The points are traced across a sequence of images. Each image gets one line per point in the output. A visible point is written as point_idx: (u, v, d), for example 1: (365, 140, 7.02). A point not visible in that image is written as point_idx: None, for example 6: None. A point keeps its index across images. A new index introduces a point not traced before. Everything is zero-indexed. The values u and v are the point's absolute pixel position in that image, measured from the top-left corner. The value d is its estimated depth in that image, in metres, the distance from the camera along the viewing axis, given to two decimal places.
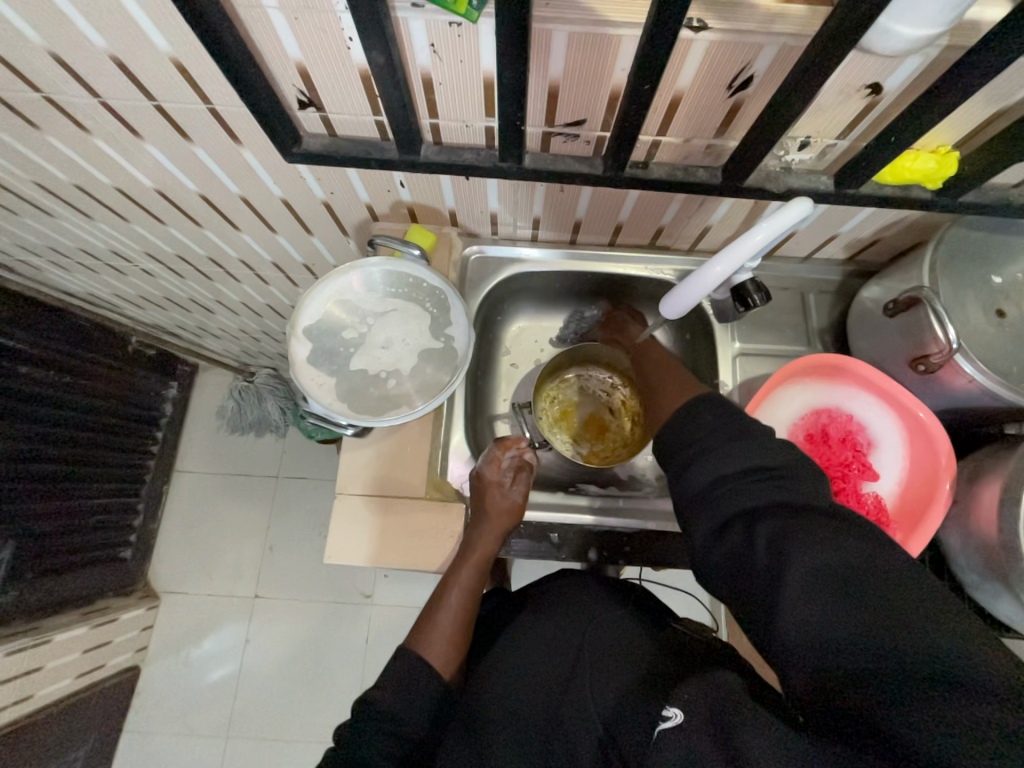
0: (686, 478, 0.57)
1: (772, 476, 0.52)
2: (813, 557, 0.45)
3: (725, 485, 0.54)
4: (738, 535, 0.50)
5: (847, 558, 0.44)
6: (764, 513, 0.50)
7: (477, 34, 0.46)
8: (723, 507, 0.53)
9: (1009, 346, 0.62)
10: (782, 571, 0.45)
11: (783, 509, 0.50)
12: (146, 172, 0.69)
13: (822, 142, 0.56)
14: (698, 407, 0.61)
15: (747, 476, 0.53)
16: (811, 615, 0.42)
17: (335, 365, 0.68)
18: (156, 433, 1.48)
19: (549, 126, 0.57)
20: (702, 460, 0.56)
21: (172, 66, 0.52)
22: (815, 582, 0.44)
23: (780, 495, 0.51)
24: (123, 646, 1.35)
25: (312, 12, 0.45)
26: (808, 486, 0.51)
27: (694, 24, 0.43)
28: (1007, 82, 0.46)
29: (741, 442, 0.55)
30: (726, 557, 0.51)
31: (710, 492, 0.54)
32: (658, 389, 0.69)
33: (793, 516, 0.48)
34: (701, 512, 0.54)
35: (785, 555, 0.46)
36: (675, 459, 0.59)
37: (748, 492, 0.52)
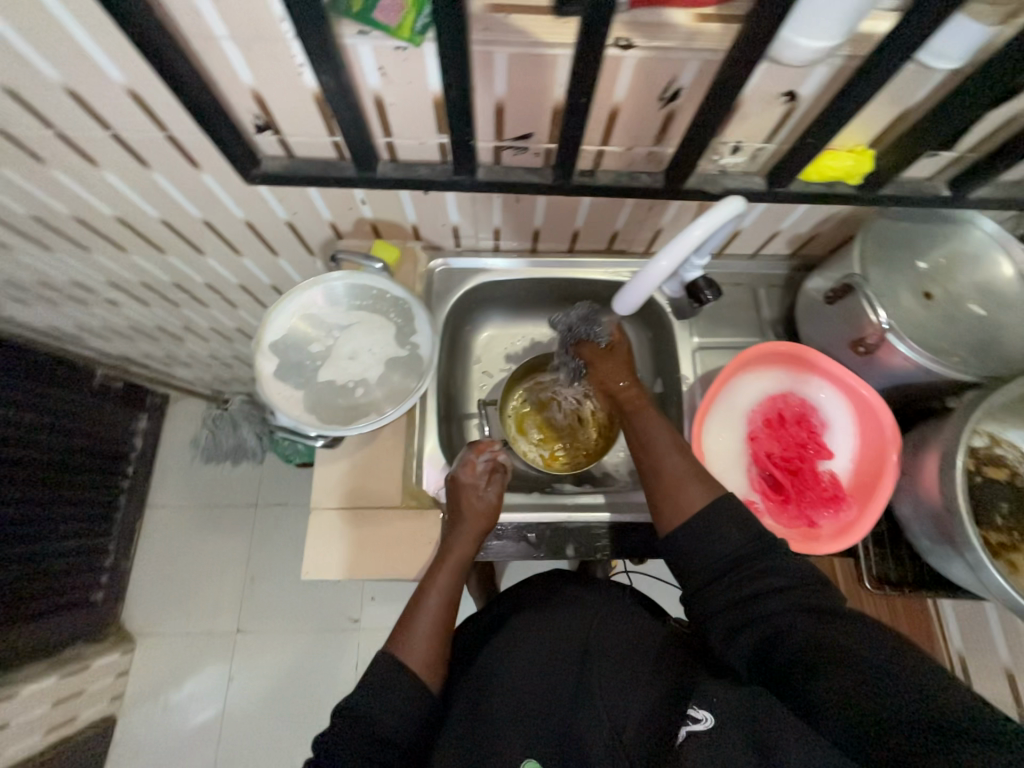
0: (703, 592, 0.57)
1: (790, 590, 0.54)
2: (837, 643, 0.47)
3: (744, 598, 0.55)
4: (761, 635, 0.52)
5: (869, 648, 0.46)
6: (785, 612, 0.52)
7: (423, 57, 0.49)
8: (743, 617, 0.54)
9: (937, 325, 0.67)
10: (815, 662, 0.46)
11: (810, 612, 0.51)
12: (107, 201, 0.69)
13: (751, 146, 0.61)
14: (720, 517, 0.59)
15: (767, 591, 0.54)
16: (843, 694, 0.43)
17: (302, 377, 0.70)
18: (126, 468, 1.44)
19: (499, 140, 0.60)
20: (728, 575, 0.56)
21: (128, 96, 0.53)
22: (838, 662, 0.45)
23: (800, 599, 0.53)
24: (97, 695, 1.29)
25: (263, 41, 0.47)
26: (820, 589, 0.54)
27: (621, 43, 0.47)
28: (905, 85, 0.52)
29: (757, 558, 0.57)
30: (752, 653, 0.52)
31: (730, 608, 0.55)
32: (676, 486, 0.63)
33: (813, 615, 0.51)
34: (721, 617, 0.55)
35: (816, 647, 0.48)
36: (690, 569, 0.59)
37: (770, 597, 0.54)
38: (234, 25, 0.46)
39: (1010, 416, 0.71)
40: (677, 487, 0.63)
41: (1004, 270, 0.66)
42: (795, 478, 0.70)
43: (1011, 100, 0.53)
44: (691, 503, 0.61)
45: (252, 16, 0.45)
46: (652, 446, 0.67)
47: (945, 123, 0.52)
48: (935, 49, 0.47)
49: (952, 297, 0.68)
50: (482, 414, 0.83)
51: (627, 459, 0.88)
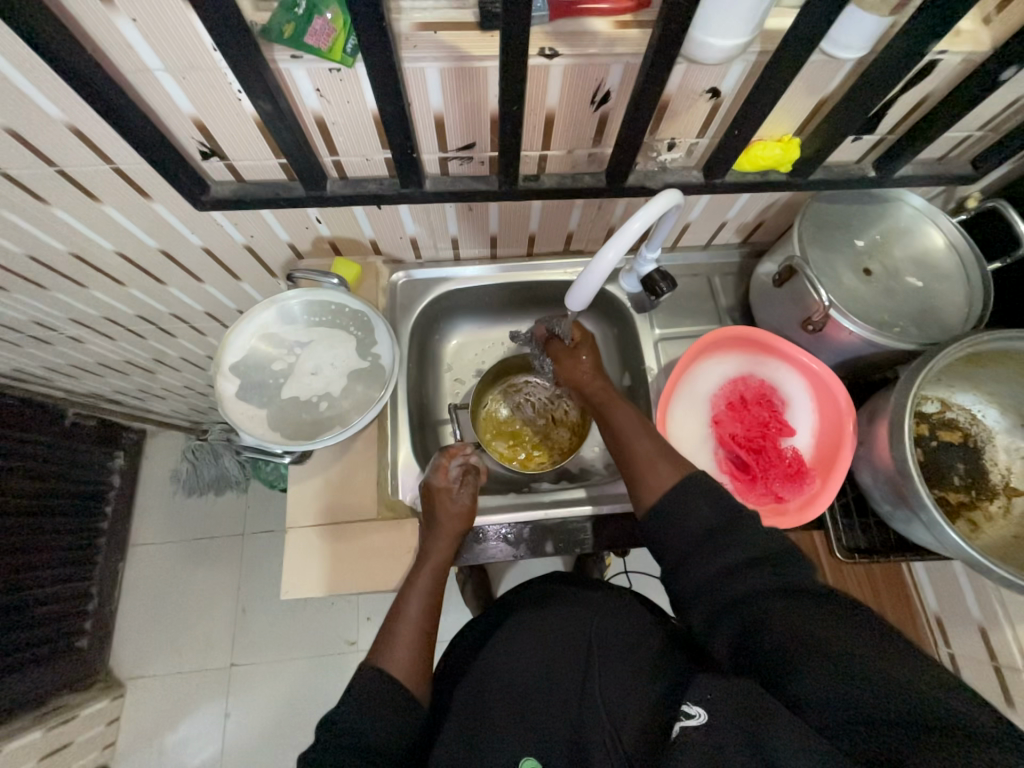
0: (680, 568, 0.57)
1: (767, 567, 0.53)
2: (814, 632, 0.45)
3: (720, 577, 0.54)
4: (741, 619, 0.51)
5: (852, 636, 0.44)
6: (762, 596, 0.51)
7: (357, 77, 0.50)
8: (722, 601, 0.53)
9: (879, 298, 0.70)
10: (798, 650, 0.45)
11: (788, 594, 0.50)
12: (60, 238, 0.69)
13: (685, 142, 0.64)
14: (689, 491, 0.60)
15: (742, 568, 0.54)
16: (830, 685, 0.42)
17: (265, 396, 0.70)
18: (104, 507, 1.41)
19: (444, 152, 0.62)
20: (703, 553, 0.56)
21: (70, 132, 0.54)
22: (816, 654, 0.44)
23: (775, 580, 0.52)
24: (87, 745, 1.25)
25: (198, 70, 0.48)
26: (793, 567, 0.53)
27: (546, 52, 0.49)
28: (818, 75, 0.55)
29: (730, 532, 0.56)
30: (734, 640, 0.50)
31: (709, 590, 0.54)
32: (648, 465, 0.64)
33: (791, 599, 0.50)
34: (702, 602, 0.54)
35: (794, 638, 0.46)
36: (667, 547, 0.59)
37: (747, 578, 0.53)
38: (168, 56, 0.47)
39: (957, 381, 0.74)
40: (649, 466, 0.64)
41: (936, 240, 0.70)
42: (760, 456, 0.72)
43: (916, 83, 0.57)
44: (664, 480, 0.63)
45: (184, 47, 0.46)
46: (621, 431, 0.69)
47: (858, 109, 0.55)
48: (838, 40, 0.50)
49: (890, 271, 0.71)
50: (454, 420, 0.84)
51: (602, 453, 0.90)
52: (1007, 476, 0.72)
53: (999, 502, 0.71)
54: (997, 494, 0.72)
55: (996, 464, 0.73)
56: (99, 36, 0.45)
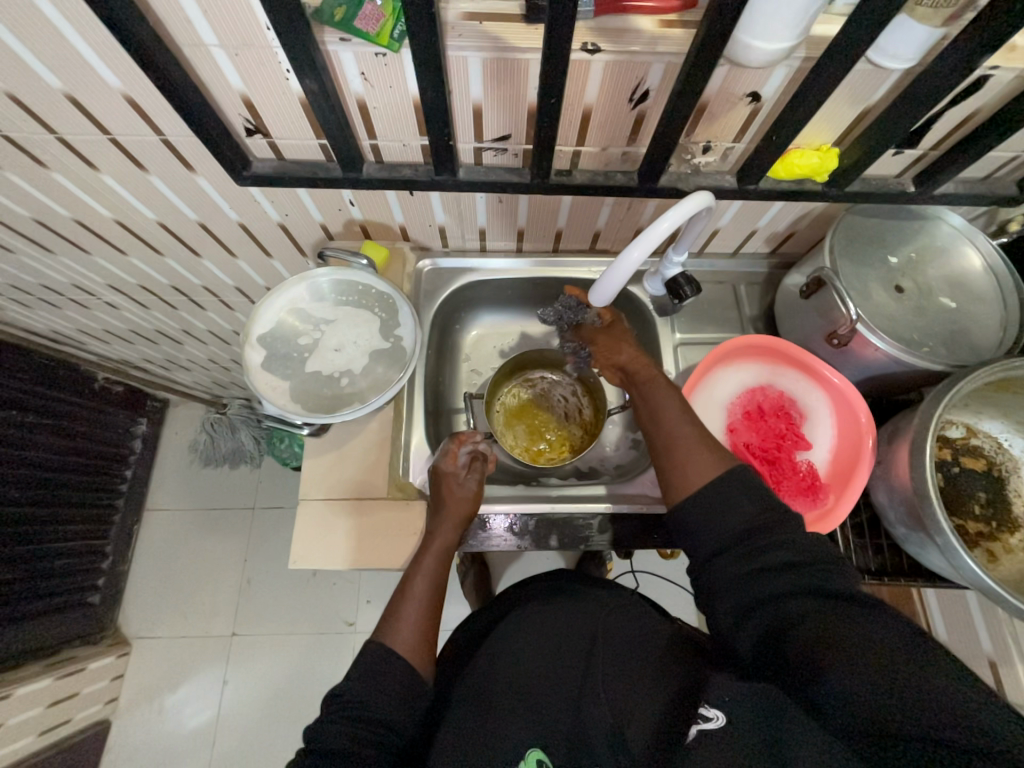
0: (711, 563, 0.56)
1: (804, 567, 0.52)
2: (843, 639, 0.45)
3: (751, 573, 0.53)
4: (771, 618, 0.50)
5: (879, 643, 0.43)
6: (794, 597, 0.50)
7: (401, 63, 0.52)
8: (749, 599, 0.52)
9: (910, 316, 0.69)
10: (825, 654, 0.44)
11: (820, 597, 0.49)
12: (107, 204, 0.72)
13: (721, 146, 0.63)
14: (729, 490, 0.58)
15: (776, 566, 0.52)
16: (853, 691, 0.42)
17: (288, 368, 0.72)
18: (125, 470, 1.46)
19: (479, 141, 0.63)
20: (738, 551, 0.55)
21: (124, 101, 0.56)
22: (843, 662, 0.43)
23: (812, 581, 0.51)
24: (92, 698, 1.29)
25: (251, 48, 0.50)
26: (834, 571, 0.52)
27: (588, 47, 0.50)
28: (862, 85, 0.54)
29: (768, 531, 0.55)
30: (758, 641, 0.50)
31: (736, 584, 0.53)
32: (682, 455, 0.62)
33: (824, 603, 0.49)
34: (729, 597, 0.54)
35: (822, 642, 0.45)
36: (697, 540, 0.57)
37: (779, 576, 0.52)
38: (223, 32, 0.49)
39: (985, 407, 0.72)
40: (685, 459, 0.61)
41: (973, 261, 0.69)
42: (774, 467, 0.72)
43: (965, 98, 0.56)
44: (699, 475, 0.60)
45: (239, 22, 0.47)
46: (658, 418, 0.67)
47: (901, 120, 0.54)
48: (884, 49, 0.49)
49: (922, 289, 0.70)
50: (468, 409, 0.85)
51: (613, 453, 0.90)
52: None
53: (1021, 535, 0.69)
54: (1019, 527, 0.70)
55: (1021, 496, 0.71)
56: (160, 10, 0.47)
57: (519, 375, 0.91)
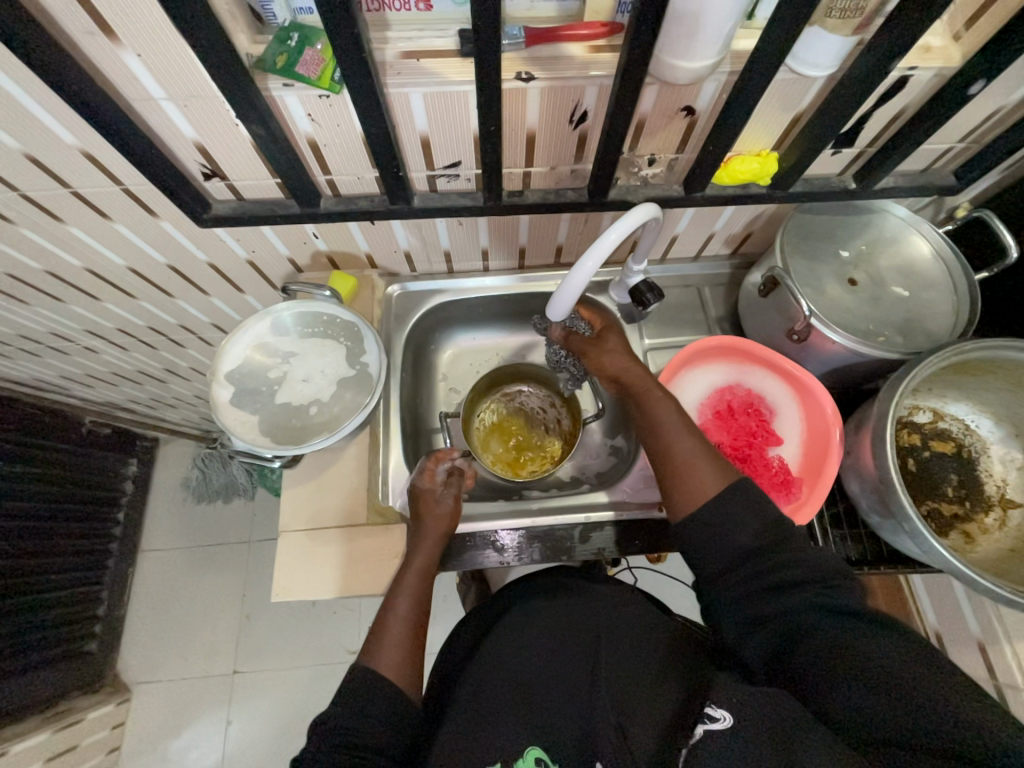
0: (718, 582, 0.54)
1: (815, 583, 0.51)
2: (853, 651, 0.44)
3: (759, 592, 0.52)
4: (777, 632, 0.50)
5: (868, 647, 0.44)
6: (799, 611, 0.49)
7: (345, 102, 0.54)
8: (754, 613, 0.51)
9: (865, 307, 0.70)
10: (834, 670, 0.44)
11: (823, 610, 0.49)
12: (76, 254, 0.74)
13: (665, 158, 0.66)
14: (732, 505, 0.56)
15: (789, 584, 0.51)
16: (857, 703, 0.42)
17: (257, 402, 0.73)
18: (117, 513, 1.45)
19: (431, 170, 0.65)
20: (749, 568, 0.53)
21: (82, 156, 0.58)
22: (851, 676, 0.43)
23: (818, 596, 0.49)
24: (93, 748, 1.26)
25: (199, 98, 0.52)
26: (847, 588, 0.51)
27: (523, 76, 0.52)
28: (789, 93, 0.57)
29: (777, 548, 0.53)
30: (770, 656, 0.50)
31: (742, 600, 0.53)
32: (688, 469, 0.59)
33: (838, 621, 0.47)
34: (733, 613, 0.53)
35: (832, 656, 0.45)
36: (702, 560, 0.55)
37: (786, 593, 0.51)
38: (170, 86, 0.51)
39: (949, 390, 0.73)
40: (689, 469, 0.59)
41: (921, 249, 0.71)
42: (746, 464, 0.73)
43: (890, 98, 0.58)
44: (704, 485, 0.58)
45: (184, 76, 0.49)
46: (656, 426, 0.64)
47: (829, 122, 0.57)
48: (802, 59, 0.52)
49: (875, 280, 0.72)
50: (444, 428, 0.84)
51: (593, 461, 0.91)
52: (1003, 487, 0.71)
53: (994, 514, 0.70)
54: (992, 506, 0.71)
55: (991, 475, 0.72)
56: (109, 71, 0.49)
57: (498, 388, 0.92)
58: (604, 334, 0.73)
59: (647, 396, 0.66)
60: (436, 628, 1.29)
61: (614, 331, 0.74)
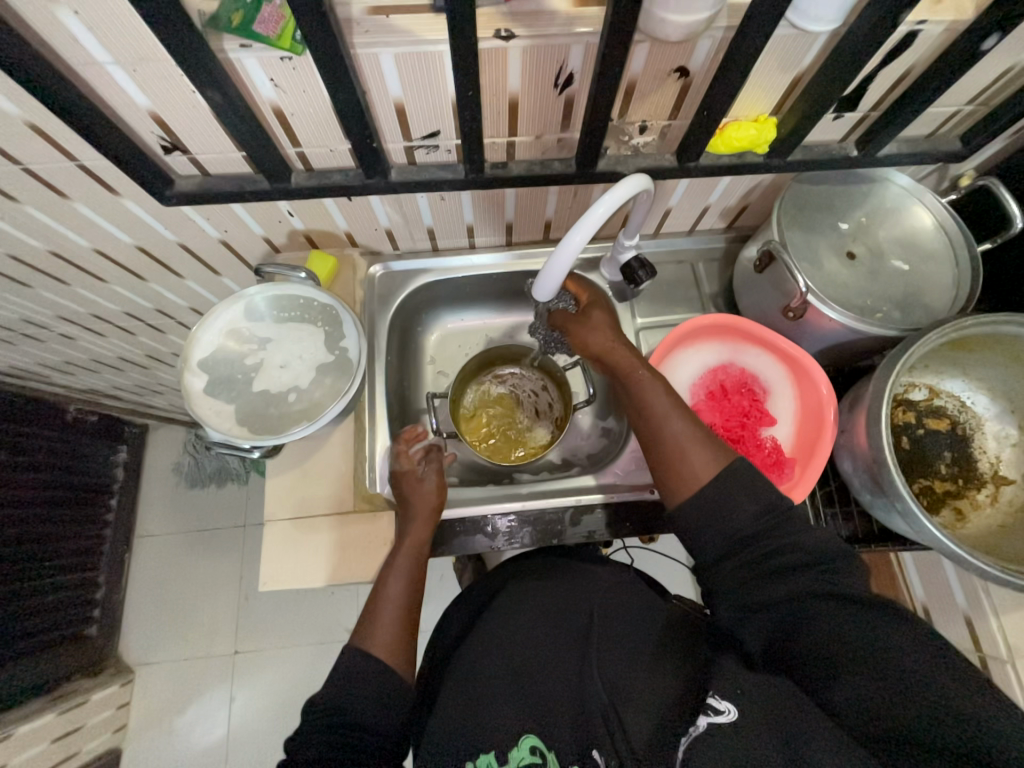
0: (712, 571, 0.54)
1: (818, 569, 0.50)
2: (863, 638, 0.44)
3: (756, 581, 0.51)
4: (778, 621, 0.49)
5: (874, 640, 0.43)
6: (799, 601, 0.48)
7: (311, 66, 0.49)
8: (755, 598, 0.50)
9: (863, 282, 0.68)
10: (837, 665, 0.43)
11: (827, 599, 0.48)
12: (37, 236, 0.69)
13: (657, 124, 0.62)
14: (733, 491, 0.54)
15: (790, 568, 0.50)
16: (861, 699, 0.41)
17: (233, 391, 0.71)
18: (109, 501, 1.44)
19: (408, 141, 0.61)
20: (744, 557, 0.52)
21: (28, 128, 0.54)
22: (859, 664, 0.43)
23: (821, 585, 0.49)
24: (99, 728, 1.29)
25: (149, 63, 0.48)
26: (845, 574, 0.50)
27: (503, 34, 0.48)
28: (789, 51, 0.53)
29: (769, 534, 0.52)
30: (770, 640, 0.49)
31: (742, 585, 0.52)
32: (679, 458, 0.57)
33: (843, 606, 0.47)
34: (732, 595, 0.52)
35: (840, 641, 0.44)
36: (700, 548, 0.54)
37: (784, 582, 0.50)
38: (116, 48, 0.46)
39: (945, 366, 0.72)
40: (681, 456, 0.57)
41: (922, 220, 0.69)
42: (738, 444, 0.71)
43: (896, 56, 0.54)
44: (698, 472, 0.56)
45: (130, 38, 0.45)
46: (647, 411, 0.61)
47: (831, 84, 0.53)
48: (804, 12, 0.48)
49: (874, 254, 0.69)
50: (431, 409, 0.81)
51: (584, 443, 0.90)
52: (996, 464, 0.71)
53: (986, 490, 0.70)
54: (985, 482, 0.70)
55: (985, 452, 0.71)
56: (47, 33, 0.44)
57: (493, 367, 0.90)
58: (589, 310, 0.69)
59: (634, 379, 0.63)
60: (433, 606, 1.31)
61: (600, 305, 0.69)
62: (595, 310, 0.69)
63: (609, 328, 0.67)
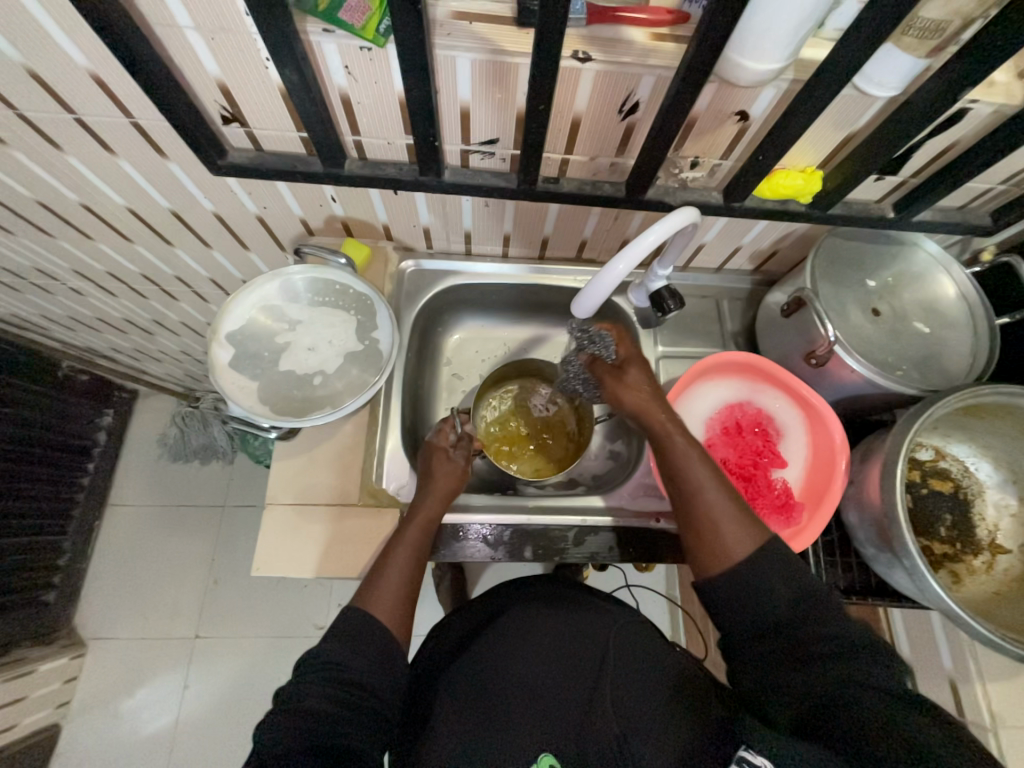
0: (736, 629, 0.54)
1: (852, 647, 0.49)
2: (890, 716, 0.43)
3: (784, 648, 0.51)
4: (805, 685, 0.48)
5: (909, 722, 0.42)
6: (824, 661, 0.49)
7: (387, 58, 0.50)
8: (779, 664, 0.51)
9: (885, 339, 0.70)
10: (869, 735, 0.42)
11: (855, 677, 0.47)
12: (70, 186, 0.68)
13: (709, 162, 0.63)
14: (760, 562, 0.54)
15: (817, 646, 0.50)
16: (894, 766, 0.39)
17: (258, 367, 0.70)
18: (87, 464, 1.39)
19: (466, 144, 0.62)
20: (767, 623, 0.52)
21: (90, 79, 0.53)
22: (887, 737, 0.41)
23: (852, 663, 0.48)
24: (40, 702, 1.22)
25: (228, 33, 0.48)
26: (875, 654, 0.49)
27: (580, 56, 0.49)
28: (847, 110, 0.55)
29: (803, 612, 0.52)
30: (795, 708, 0.48)
31: (767, 652, 0.52)
32: (710, 527, 0.57)
33: (871, 687, 0.46)
34: (754, 657, 0.52)
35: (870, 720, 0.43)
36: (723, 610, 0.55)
37: (814, 654, 0.49)
38: (198, 14, 0.46)
39: (953, 430, 0.74)
40: (712, 530, 0.57)
41: (946, 288, 0.71)
42: (750, 483, 0.72)
43: (946, 128, 0.56)
44: (730, 547, 0.56)
45: (214, 7, 0.45)
46: (680, 476, 0.61)
47: (883, 146, 0.55)
48: (868, 74, 0.50)
49: (898, 313, 0.71)
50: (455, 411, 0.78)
51: (590, 463, 0.89)
52: (994, 533, 0.72)
53: (982, 557, 0.71)
54: (982, 549, 0.71)
55: (984, 520, 0.72)
56: None
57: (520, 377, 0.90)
58: (627, 365, 0.70)
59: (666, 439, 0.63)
60: None
61: (640, 364, 0.70)
62: (627, 365, 0.70)
63: (645, 384, 0.68)
